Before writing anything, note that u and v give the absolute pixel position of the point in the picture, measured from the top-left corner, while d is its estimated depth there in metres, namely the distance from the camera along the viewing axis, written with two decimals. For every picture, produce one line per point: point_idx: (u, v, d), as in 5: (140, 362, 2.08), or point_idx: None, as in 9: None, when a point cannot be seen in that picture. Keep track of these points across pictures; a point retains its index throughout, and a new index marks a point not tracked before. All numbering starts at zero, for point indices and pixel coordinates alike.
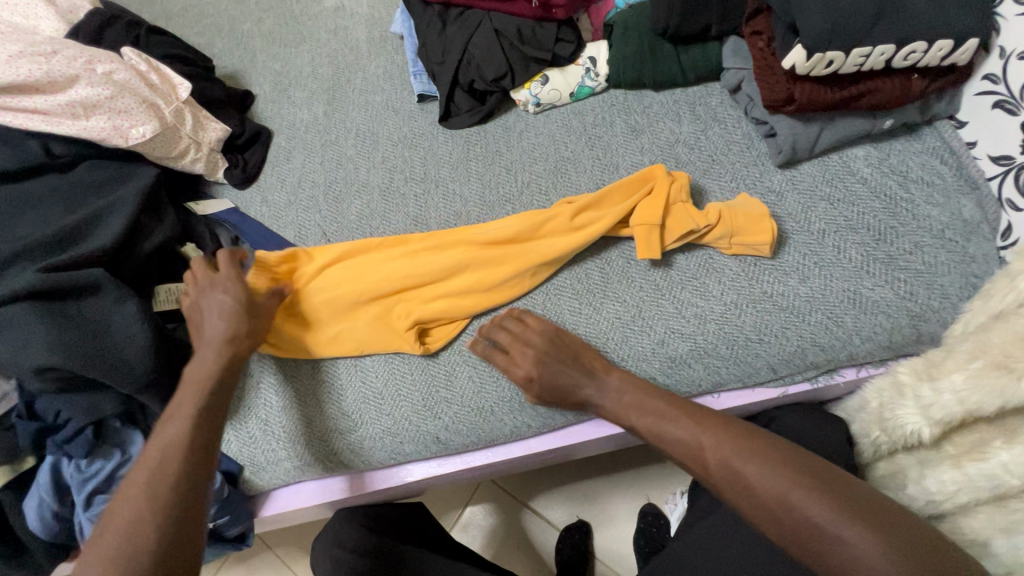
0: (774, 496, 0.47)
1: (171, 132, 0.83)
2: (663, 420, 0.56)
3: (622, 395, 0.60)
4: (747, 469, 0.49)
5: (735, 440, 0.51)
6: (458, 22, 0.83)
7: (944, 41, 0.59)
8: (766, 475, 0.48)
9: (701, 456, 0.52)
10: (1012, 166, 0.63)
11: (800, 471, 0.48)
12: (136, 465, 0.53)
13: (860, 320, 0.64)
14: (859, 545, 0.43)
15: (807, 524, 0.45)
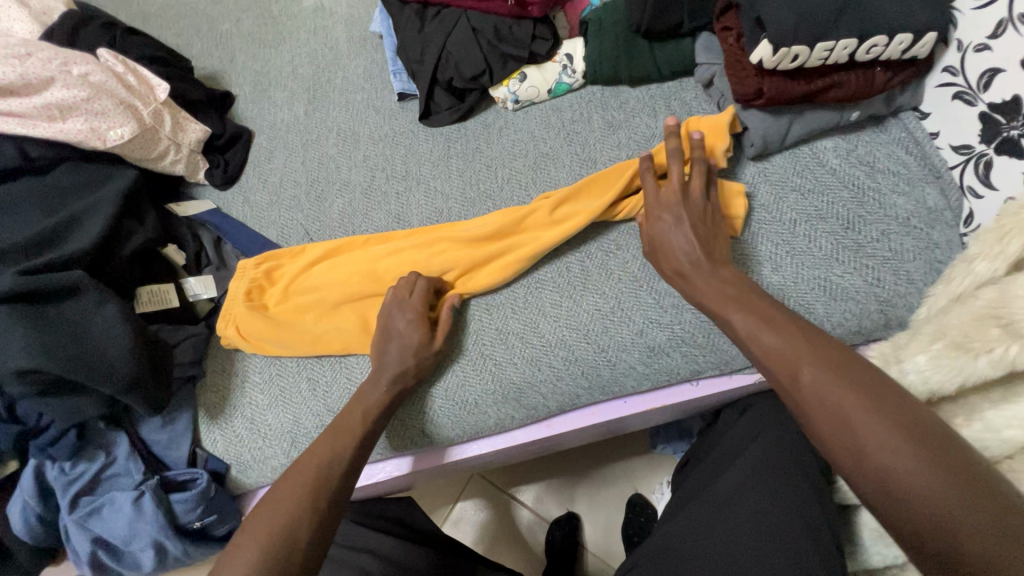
0: (844, 416, 0.46)
1: (150, 133, 0.83)
2: (759, 323, 0.56)
3: (731, 293, 0.60)
4: (832, 391, 0.48)
5: (836, 361, 0.50)
6: (435, 21, 0.84)
7: (904, 35, 0.61)
8: (855, 401, 0.46)
9: (790, 367, 0.51)
10: (971, 155, 0.65)
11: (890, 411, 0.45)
12: (284, 478, 0.58)
13: (831, 306, 0.66)
14: (926, 482, 0.40)
15: (871, 451, 0.43)
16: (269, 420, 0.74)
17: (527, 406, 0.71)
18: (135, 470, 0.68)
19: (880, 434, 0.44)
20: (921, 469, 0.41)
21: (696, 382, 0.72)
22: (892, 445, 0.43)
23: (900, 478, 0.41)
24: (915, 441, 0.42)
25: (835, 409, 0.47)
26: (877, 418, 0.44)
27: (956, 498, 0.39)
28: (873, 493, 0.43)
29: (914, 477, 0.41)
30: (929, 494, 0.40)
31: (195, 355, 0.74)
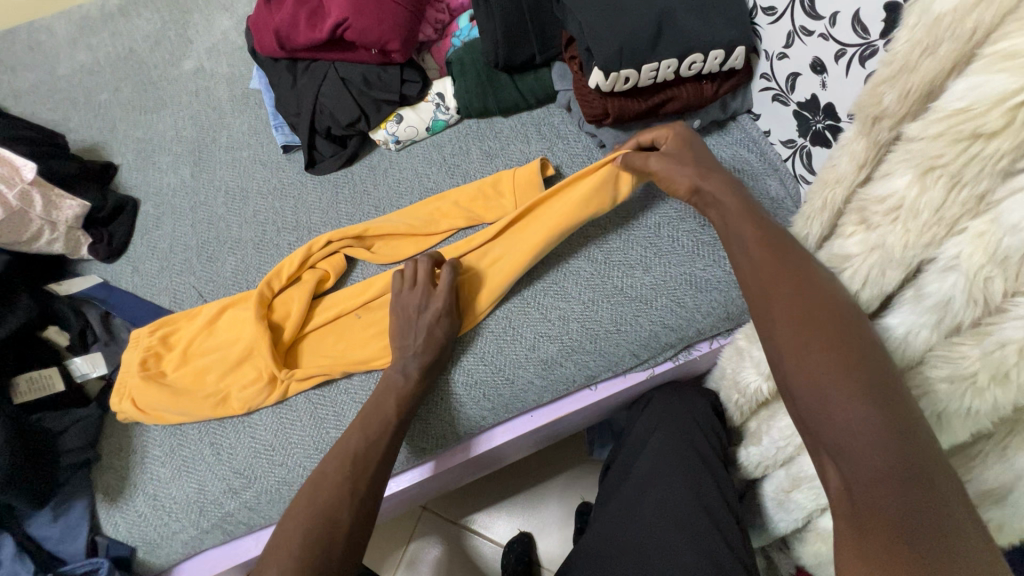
0: (802, 331, 0.44)
1: (18, 216, 0.80)
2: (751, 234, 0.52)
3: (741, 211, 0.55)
4: (795, 310, 0.45)
5: (811, 274, 0.47)
6: (306, 75, 0.87)
7: (717, 51, 0.68)
8: (817, 329, 0.43)
9: (771, 273, 0.48)
10: (796, 148, 0.73)
11: (853, 344, 0.42)
12: (334, 452, 0.62)
13: (699, 298, 0.72)
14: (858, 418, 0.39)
15: (824, 379, 0.41)
16: (174, 493, 0.72)
17: (435, 434, 0.72)
18: (22, 570, 0.64)
19: (828, 363, 0.41)
20: (857, 402, 0.39)
21: (594, 387, 0.75)
22: (833, 376, 0.41)
23: (832, 398, 0.40)
24: (863, 378, 0.40)
25: (793, 329, 0.44)
26: (822, 351, 0.42)
27: (876, 430, 0.38)
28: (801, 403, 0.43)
29: (847, 407, 0.40)
30: (856, 419, 0.39)
31: (84, 440, 0.71)
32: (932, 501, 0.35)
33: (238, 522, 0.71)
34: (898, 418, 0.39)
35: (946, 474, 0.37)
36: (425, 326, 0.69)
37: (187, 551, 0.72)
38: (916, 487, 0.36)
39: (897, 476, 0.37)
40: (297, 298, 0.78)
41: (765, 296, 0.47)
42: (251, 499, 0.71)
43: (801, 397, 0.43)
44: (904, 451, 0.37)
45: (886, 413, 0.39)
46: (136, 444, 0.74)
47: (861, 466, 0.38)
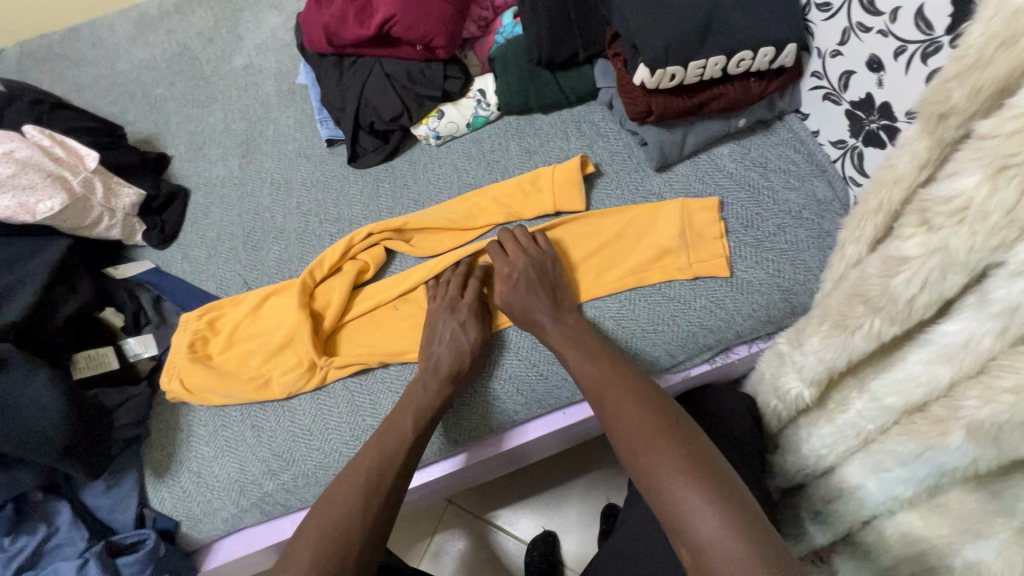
0: (631, 428, 0.54)
1: (81, 202, 0.84)
2: (585, 358, 0.64)
3: (572, 334, 0.67)
4: (623, 410, 0.56)
5: (635, 387, 0.58)
6: (352, 70, 0.89)
7: (767, 48, 0.67)
8: (646, 420, 0.54)
9: (602, 391, 0.60)
10: (847, 149, 0.71)
11: (661, 423, 0.53)
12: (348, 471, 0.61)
13: (739, 300, 0.71)
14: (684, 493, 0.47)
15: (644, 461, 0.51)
16: (216, 471, 0.75)
17: (468, 427, 0.72)
18: (79, 537, 0.68)
19: (653, 445, 0.51)
20: (676, 475, 0.48)
21: None
22: (667, 452, 0.50)
23: (660, 475, 0.49)
24: (670, 451, 0.50)
25: (627, 427, 0.55)
26: (655, 435, 0.52)
27: (704, 498, 0.46)
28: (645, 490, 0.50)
29: (677, 480, 0.47)
30: (682, 492, 0.47)
31: (137, 415, 0.75)
32: (759, 533, 0.43)
33: (274, 503, 0.74)
34: (698, 476, 0.47)
35: (755, 520, 0.44)
36: (450, 333, 0.72)
37: (227, 527, 0.75)
38: (738, 528, 0.43)
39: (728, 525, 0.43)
40: (337, 286, 0.79)
41: (607, 407, 0.58)
42: (289, 480, 0.73)
43: (642, 483, 0.50)
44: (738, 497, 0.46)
45: (692, 474, 0.47)
46: (182, 423, 0.78)
47: (694, 531, 0.45)
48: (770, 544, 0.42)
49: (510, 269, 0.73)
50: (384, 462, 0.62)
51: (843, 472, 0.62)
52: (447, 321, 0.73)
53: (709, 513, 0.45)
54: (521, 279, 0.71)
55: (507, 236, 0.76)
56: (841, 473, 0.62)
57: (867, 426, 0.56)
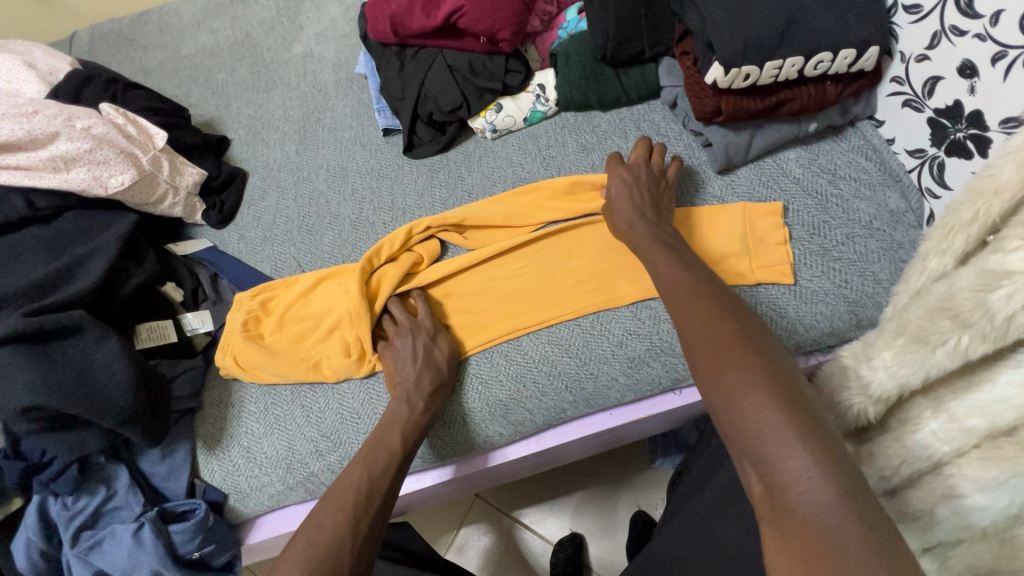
0: (714, 337, 0.49)
1: (149, 179, 0.87)
2: (677, 267, 0.59)
3: (669, 247, 0.63)
4: (701, 322, 0.51)
5: (722, 303, 0.52)
6: (414, 61, 0.90)
7: (848, 50, 0.65)
8: (730, 338, 0.48)
9: (686, 300, 0.54)
10: (925, 158, 0.68)
11: (749, 341, 0.47)
12: (341, 485, 0.61)
13: (802, 309, 0.69)
14: (771, 420, 0.41)
15: (727, 380, 0.45)
16: (265, 448, 0.76)
17: (515, 421, 0.73)
18: (135, 502, 0.70)
19: (744, 366, 0.45)
20: (759, 395, 0.43)
21: (678, 392, 0.74)
22: (746, 369, 0.45)
23: (736, 391, 0.44)
24: (756, 370, 0.44)
25: (710, 335, 0.49)
26: (749, 358, 0.46)
27: (794, 430, 0.40)
28: (719, 412, 0.45)
29: (757, 399, 0.43)
30: (763, 412, 0.42)
31: (193, 388, 0.77)
32: (846, 473, 0.38)
33: (320, 483, 0.75)
34: (787, 400, 0.42)
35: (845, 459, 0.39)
36: (417, 351, 0.72)
37: (272, 503, 0.76)
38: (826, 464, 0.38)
39: (812, 455, 0.39)
40: (388, 275, 0.79)
41: (691, 324, 0.51)
42: (334, 462, 0.74)
43: (713, 396, 0.45)
44: (831, 443, 0.40)
45: (779, 396, 0.42)
46: (234, 399, 0.79)
47: (772, 454, 0.40)
48: (857, 487, 0.38)
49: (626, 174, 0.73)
50: (378, 477, 0.62)
51: None
52: (411, 340, 0.73)
53: (798, 448, 0.39)
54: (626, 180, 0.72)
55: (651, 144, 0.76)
56: None
57: (944, 449, 0.53)
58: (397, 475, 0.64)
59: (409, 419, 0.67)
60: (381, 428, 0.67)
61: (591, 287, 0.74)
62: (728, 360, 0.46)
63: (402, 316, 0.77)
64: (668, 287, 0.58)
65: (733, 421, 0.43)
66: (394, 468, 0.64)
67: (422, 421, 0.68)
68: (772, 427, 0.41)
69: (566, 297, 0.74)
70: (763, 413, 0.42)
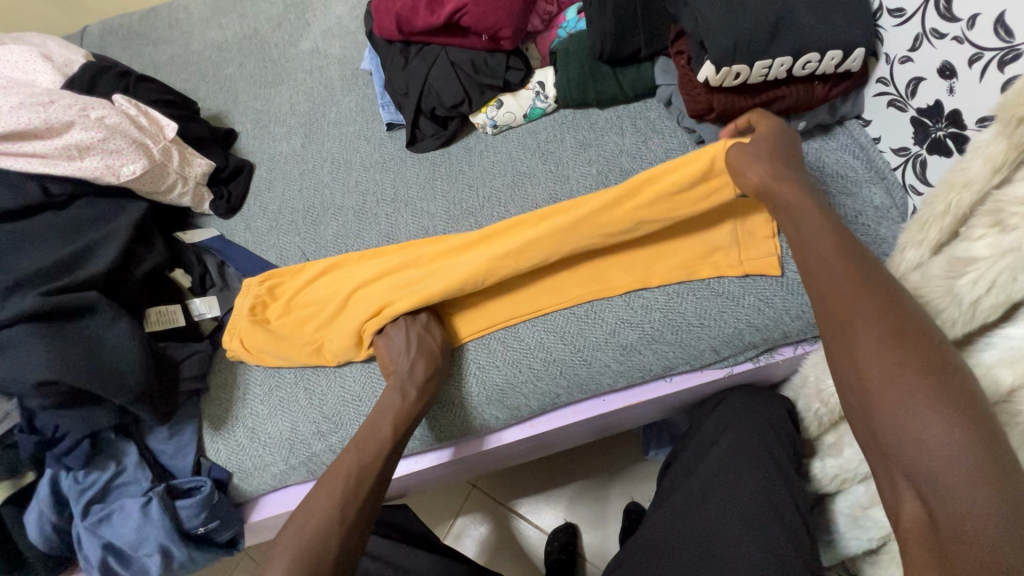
0: (886, 352, 0.45)
1: (159, 168, 0.89)
2: (832, 251, 0.53)
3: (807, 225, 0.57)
4: (871, 330, 0.47)
5: (888, 301, 0.48)
6: (418, 57, 0.92)
7: (835, 51, 0.67)
8: (893, 349, 0.45)
9: (845, 300, 0.49)
10: (909, 156, 0.70)
11: (939, 358, 0.44)
12: (332, 473, 0.64)
13: (788, 300, 0.71)
14: (935, 446, 0.41)
15: (892, 402, 0.44)
16: (269, 429, 0.79)
17: (511, 405, 0.75)
18: (143, 477, 0.73)
19: (916, 387, 0.43)
20: (942, 421, 0.41)
21: (669, 379, 0.76)
22: (926, 393, 0.43)
23: (921, 419, 0.42)
24: (930, 392, 0.43)
25: (878, 347, 0.46)
26: (922, 377, 0.43)
27: (969, 464, 0.40)
28: (878, 428, 0.45)
29: (937, 428, 0.41)
30: (937, 444, 0.41)
31: (200, 369, 0.80)
32: (1022, 513, 0.38)
33: (321, 463, 0.77)
34: (973, 428, 0.41)
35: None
36: (412, 340, 0.73)
37: (275, 482, 0.79)
38: (1008, 504, 0.38)
39: (997, 493, 0.38)
40: (389, 263, 0.82)
41: (844, 327, 0.48)
42: (335, 443, 0.77)
43: (879, 415, 0.44)
44: (1010, 477, 0.39)
45: (964, 425, 0.41)
46: (241, 382, 0.82)
47: (949, 486, 0.40)
48: None
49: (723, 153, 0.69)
50: (368, 467, 0.65)
51: None
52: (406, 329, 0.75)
53: (972, 484, 0.39)
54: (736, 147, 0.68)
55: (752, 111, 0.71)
56: None
57: None
58: (388, 464, 0.66)
59: (402, 407, 0.69)
60: (373, 416, 0.69)
61: (584, 275, 0.76)
62: (893, 376, 0.44)
63: None
64: (825, 281, 0.52)
65: (904, 450, 0.43)
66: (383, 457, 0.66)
67: (414, 410, 0.69)
68: (942, 454, 0.41)
69: (563, 284, 0.76)
70: (933, 440, 0.41)
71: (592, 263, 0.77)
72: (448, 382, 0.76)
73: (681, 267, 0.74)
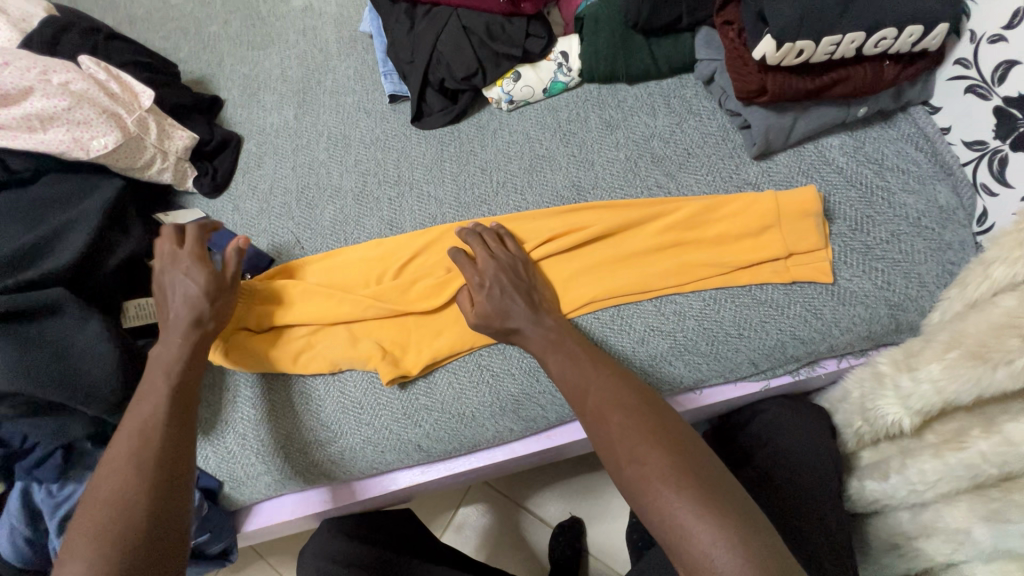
0: (615, 442, 0.50)
1: (134, 142, 0.79)
2: (566, 361, 0.58)
3: (552, 337, 0.60)
4: (613, 421, 0.51)
5: (623, 391, 0.53)
6: (425, 21, 0.82)
7: (915, 27, 0.58)
8: (623, 424, 0.50)
9: (582, 397, 0.54)
10: (985, 151, 0.62)
11: (647, 429, 0.49)
12: (114, 439, 0.55)
13: (839, 311, 0.64)
14: (672, 507, 0.44)
15: (632, 472, 0.47)
16: (261, 435, 0.72)
17: (526, 417, 0.69)
18: None
19: (642, 455, 0.47)
20: (670, 491, 0.45)
21: (700, 391, 0.70)
22: (655, 467, 0.46)
23: (654, 493, 0.45)
24: (654, 456, 0.47)
25: (610, 434, 0.50)
26: (645, 445, 0.48)
27: (692, 512, 0.43)
28: (633, 503, 0.47)
29: (670, 499, 0.44)
30: (671, 505, 0.44)
31: None
32: (774, 559, 0.41)
33: (319, 473, 0.71)
34: (702, 493, 0.44)
35: (758, 537, 0.42)
36: (506, 295, 0.63)
37: (269, 491, 0.73)
38: (745, 554, 0.41)
39: (728, 544, 0.41)
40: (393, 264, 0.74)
41: (590, 416, 0.53)
42: (336, 453, 0.70)
43: (630, 496, 0.47)
44: (724, 509, 0.43)
45: (690, 492, 0.44)
46: (226, 384, 0.74)
47: (688, 549, 0.42)
48: (771, 557, 0.41)
49: (479, 277, 0.65)
50: (159, 421, 0.56)
51: (938, 511, 0.58)
52: (505, 283, 0.64)
53: (703, 531, 0.42)
54: (494, 287, 0.63)
55: (474, 238, 0.68)
56: (936, 513, 0.58)
57: (989, 469, 0.53)
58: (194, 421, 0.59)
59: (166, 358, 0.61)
60: (145, 440, 0.54)
61: (614, 279, 0.68)
62: (625, 440, 0.49)
63: (492, 242, 0.68)
64: (564, 383, 0.57)
65: (649, 514, 0.45)
66: (160, 494, 0.51)
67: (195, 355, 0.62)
68: (676, 512, 0.44)
69: (592, 286, 0.68)
70: (667, 501, 0.44)
71: (621, 265, 0.69)
72: (459, 396, 0.69)
73: (720, 271, 0.66)
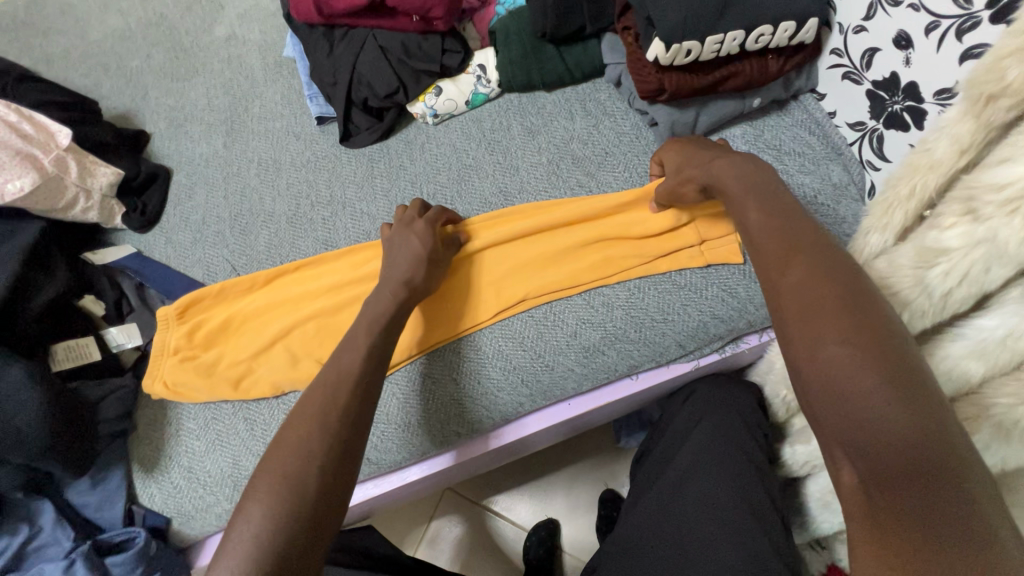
0: (816, 307, 0.41)
1: (54, 182, 0.78)
2: (773, 212, 0.49)
3: (751, 183, 0.53)
4: (820, 287, 0.42)
5: (834, 258, 0.44)
6: (344, 42, 0.83)
7: (788, 22, 0.63)
8: (828, 294, 0.41)
9: (781, 253, 0.45)
10: (866, 131, 0.68)
11: (857, 309, 0.40)
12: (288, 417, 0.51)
13: (751, 288, 0.69)
14: (870, 395, 0.36)
15: (828, 348, 0.39)
16: (207, 466, 0.71)
17: (471, 420, 0.70)
18: (64, 537, 0.65)
19: (848, 333, 0.38)
20: (877, 380, 0.36)
21: (635, 377, 0.73)
22: (847, 350, 0.38)
23: (852, 376, 0.37)
24: (861, 339, 0.38)
25: (815, 297, 0.41)
26: (857, 325, 0.39)
27: (902, 412, 0.35)
28: (811, 380, 0.39)
29: (867, 385, 0.36)
30: (865, 392, 0.36)
31: (122, 408, 0.71)
32: (977, 489, 0.32)
33: None
34: (917, 397, 0.35)
35: (969, 458, 0.33)
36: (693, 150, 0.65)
37: (220, 524, 0.71)
38: (942, 473, 0.33)
39: (937, 459, 0.33)
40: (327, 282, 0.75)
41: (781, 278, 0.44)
42: None
43: (809, 370, 0.39)
44: (939, 421, 0.35)
45: (900, 388, 0.36)
46: (171, 418, 0.73)
47: (879, 446, 0.35)
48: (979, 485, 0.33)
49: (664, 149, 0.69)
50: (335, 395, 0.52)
51: None
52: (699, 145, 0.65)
53: (911, 434, 0.34)
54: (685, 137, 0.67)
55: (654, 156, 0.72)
56: None
57: None
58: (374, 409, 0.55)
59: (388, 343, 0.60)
60: (332, 416, 0.50)
61: (543, 277, 0.71)
62: (820, 313, 0.40)
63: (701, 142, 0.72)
64: (759, 236, 0.49)
65: (831, 398, 0.38)
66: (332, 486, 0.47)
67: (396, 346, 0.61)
68: (874, 401, 0.36)
69: (525, 284, 0.71)
70: (868, 387, 0.36)
71: (548, 264, 0.72)
72: (405, 403, 0.70)
73: (641, 261, 0.71)
